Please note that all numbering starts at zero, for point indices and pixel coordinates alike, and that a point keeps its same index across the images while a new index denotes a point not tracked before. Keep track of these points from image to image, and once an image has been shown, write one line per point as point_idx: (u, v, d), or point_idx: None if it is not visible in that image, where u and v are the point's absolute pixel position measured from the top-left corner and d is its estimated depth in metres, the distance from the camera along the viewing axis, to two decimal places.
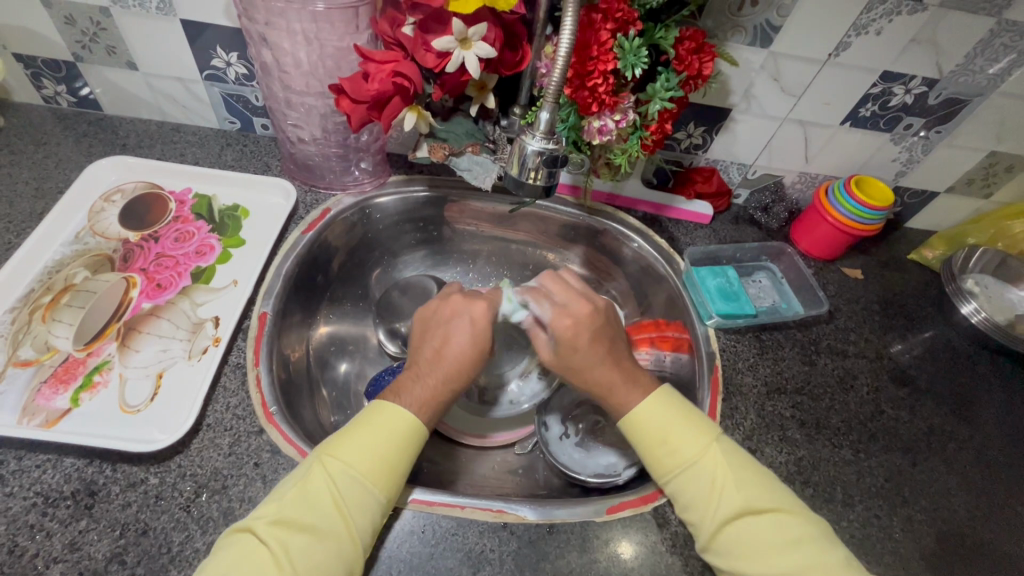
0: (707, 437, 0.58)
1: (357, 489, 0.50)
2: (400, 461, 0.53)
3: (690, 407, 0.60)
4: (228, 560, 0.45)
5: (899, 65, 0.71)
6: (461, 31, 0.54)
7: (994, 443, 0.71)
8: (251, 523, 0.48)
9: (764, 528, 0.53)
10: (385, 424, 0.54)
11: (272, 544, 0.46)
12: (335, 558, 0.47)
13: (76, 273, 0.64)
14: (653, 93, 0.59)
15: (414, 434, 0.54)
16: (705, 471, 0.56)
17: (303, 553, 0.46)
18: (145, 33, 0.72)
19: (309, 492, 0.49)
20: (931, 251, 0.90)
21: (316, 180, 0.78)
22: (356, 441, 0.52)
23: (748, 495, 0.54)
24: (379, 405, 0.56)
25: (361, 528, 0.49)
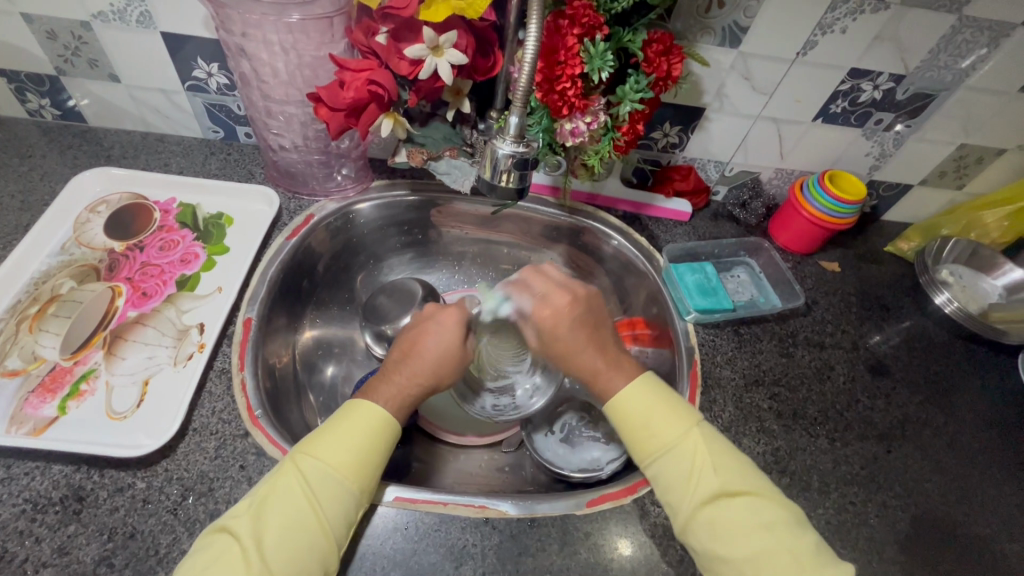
0: (670, 429, 0.58)
1: (331, 489, 0.50)
2: (369, 458, 0.53)
3: (656, 397, 0.60)
4: (206, 557, 0.47)
5: (865, 63, 0.73)
6: (432, 39, 0.56)
7: (968, 430, 0.73)
8: (226, 523, 0.49)
9: (730, 517, 0.53)
10: (352, 423, 0.54)
11: (245, 542, 0.47)
12: (306, 553, 0.48)
13: (63, 284, 0.65)
14: (623, 95, 0.60)
15: (384, 433, 0.55)
16: (670, 461, 0.57)
17: (275, 550, 0.47)
18: (126, 45, 0.73)
19: (280, 494, 0.50)
20: (906, 243, 0.91)
21: (299, 187, 0.79)
22: (328, 442, 0.53)
23: (712, 483, 0.55)
24: (354, 403, 0.57)
25: (333, 528, 0.50)
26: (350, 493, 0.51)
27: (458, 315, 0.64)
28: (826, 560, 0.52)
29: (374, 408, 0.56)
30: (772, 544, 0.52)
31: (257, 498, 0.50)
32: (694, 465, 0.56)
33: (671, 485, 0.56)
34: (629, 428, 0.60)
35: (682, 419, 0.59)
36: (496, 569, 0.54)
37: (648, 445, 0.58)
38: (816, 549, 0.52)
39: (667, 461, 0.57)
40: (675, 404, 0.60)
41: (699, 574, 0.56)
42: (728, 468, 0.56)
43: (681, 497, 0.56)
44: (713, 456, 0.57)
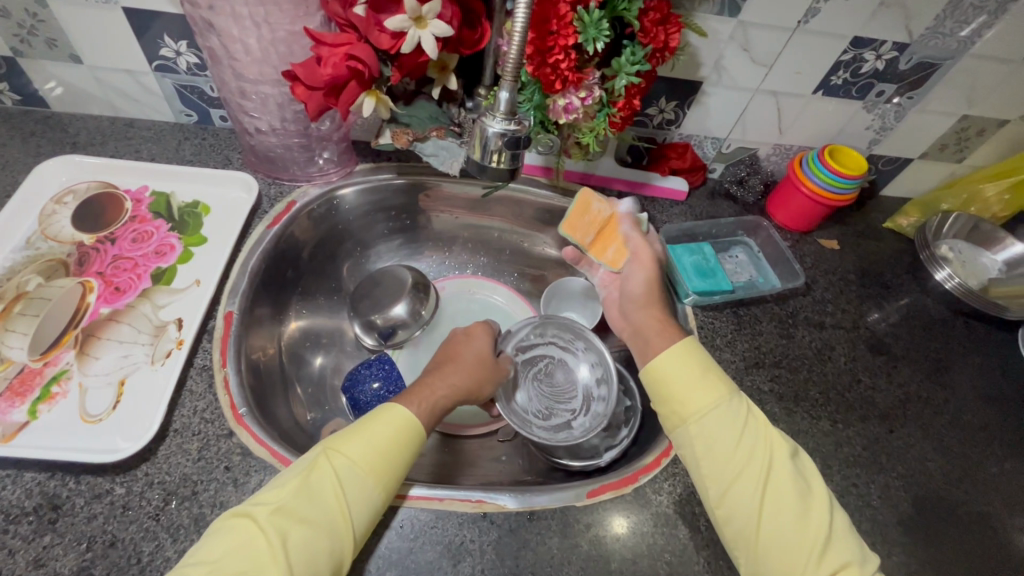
0: (710, 394, 0.57)
1: (361, 488, 0.49)
2: (399, 460, 0.52)
3: (701, 363, 0.60)
4: (224, 546, 0.45)
5: (869, 31, 0.70)
6: (414, 9, 0.52)
7: (969, 407, 0.72)
8: (247, 511, 0.47)
9: (773, 479, 0.53)
10: (383, 423, 0.53)
11: (267, 535, 0.45)
12: (327, 552, 0.46)
13: (28, 280, 0.61)
14: (619, 67, 0.57)
15: (416, 434, 0.54)
16: (712, 423, 0.56)
17: (298, 546, 0.45)
18: (86, 23, 0.68)
19: (314, 488, 0.48)
20: (906, 218, 0.90)
21: (279, 172, 0.75)
22: (367, 436, 0.52)
23: (755, 446, 0.55)
24: (389, 404, 0.56)
25: (360, 524, 0.48)
26: (383, 489, 0.50)
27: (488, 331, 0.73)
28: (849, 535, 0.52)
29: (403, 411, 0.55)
30: (802, 512, 0.52)
31: (292, 484, 0.48)
32: (732, 430, 0.56)
33: (711, 446, 0.55)
34: (669, 392, 0.59)
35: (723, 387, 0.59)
36: (495, 565, 0.52)
37: (686, 409, 0.58)
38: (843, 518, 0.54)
39: (712, 422, 0.56)
40: (716, 371, 0.60)
41: (703, 562, 0.55)
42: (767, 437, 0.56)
43: (724, 461, 0.54)
44: (757, 420, 0.57)
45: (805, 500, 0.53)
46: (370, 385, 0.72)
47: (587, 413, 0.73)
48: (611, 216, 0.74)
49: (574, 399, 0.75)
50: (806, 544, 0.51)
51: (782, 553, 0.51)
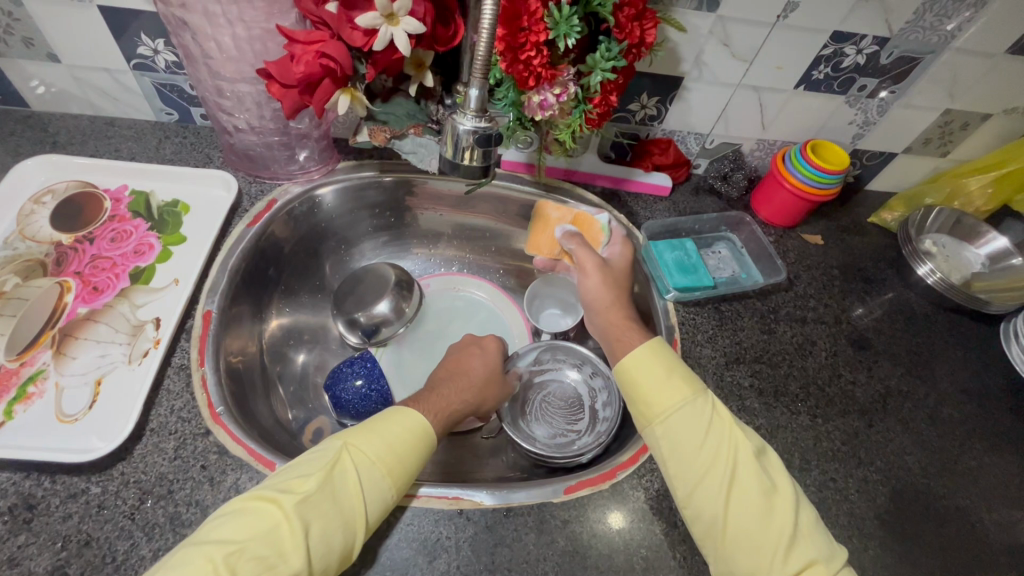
0: (678, 393, 0.57)
1: (379, 488, 0.50)
2: (413, 462, 0.53)
3: (666, 363, 0.60)
4: (248, 529, 0.45)
5: (848, 26, 0.70)
6: (385, 7, 0.52)
7: (949, 401, 0.72)
8: (275, 497, 0.46)
9: (738, 477, 0.53)
10: (398, 425, 0.54)
11: (293, 525, 0.45)
12: (341, 545, 0.47)
13: (6, 280, 0.61)
14: (593, 64, 0.57)
15: (427, 439, 0.55)
16: (676, 424, 0.56)
17: (318, 539, 0.46)
18: (62, 22, 0.67)
19: (336, 484, 0.49)
20: (890, 213, 0.90)
21: (260, 170, 0.75)
22: (388, 434, 0.53)
23: (721, 445, 0.54)
24: (399, 408, 0.56)
25: (376, 520, 0.50)
26: (399, 488, 0.52)
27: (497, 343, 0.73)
28: (817, 530, 0.52)
29: (417, 416, 0.56)
30: (768, 511, 0.52)
31: (316, 476, 0.48)
32: (699, 429, 0.55)
33: (676, 446, 0.55)
34: (636, 393, 0.59)
35: (692, 387, 0.58)
36: (471, 561, 0.53)
37: (655, 409, 0.57)
38: (811, 514, 0.53)
39: (676, 422, 0.56)
40: (684, 371, 0.60)
41: (679, 557, 0.56)
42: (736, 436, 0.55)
43: (689, 461, 0.54)
44: (726, 420, 0.56)
45: (771, 498, 0.52)
46: (352, 383, 0.71)
47: (593, 433, 0.72)
48: (574, 218, 0.80)
49: (581, 419, 0.74)
50: (772, 539, 0.51)
51: (751, 552, 0.51)
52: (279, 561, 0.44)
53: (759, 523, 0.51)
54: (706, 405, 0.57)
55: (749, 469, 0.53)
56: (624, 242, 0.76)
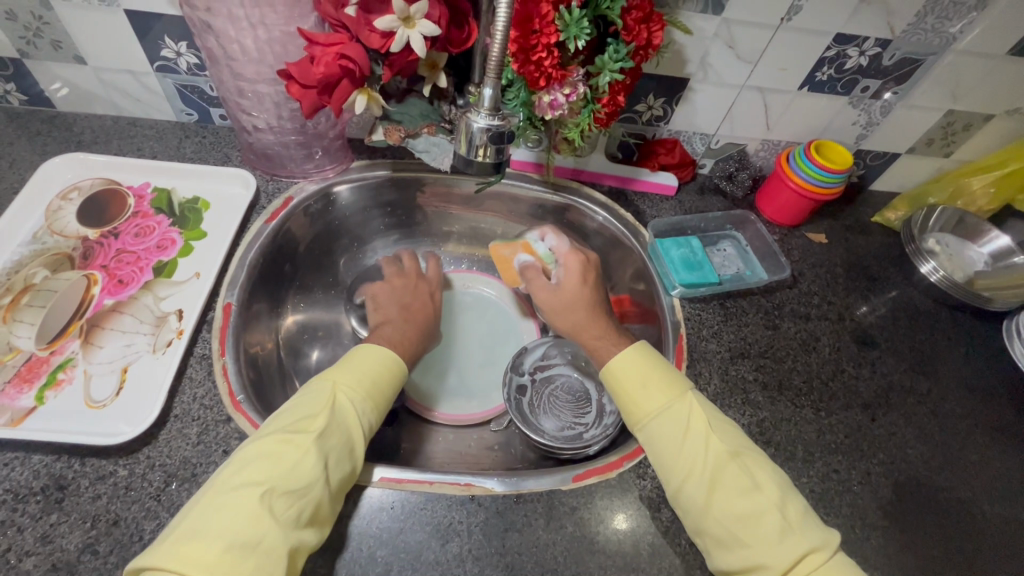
0: (658, 395, 0.60)
1: (371, 415, 0.56)
2: (390, 389, 0.60)
3: (644, 365, 0.62)
4: (274, 468, 0.47)
5: (851, 28, 0.71)
6: (403, 10, 0.54)
7: (952, 397, 0.73)
8: (291, 437, 0.49)
9: (719, 479, 0.54)
10: (371, 362, 0.60)
11: (316, 456, 0.49)
12: (349, 470, 0.52)
13: (36, 273, 0.64)
14: (602, 65, 0.59)
15: (399, 371, 0.62)
16: (657, 427, 0.58)
17: (335, 466, 0.50)
18: (90, 25, 0.70)
19: (338, 418, 0.53)
20: (894, 212, 0.91)
21: (277, 169, 0.77)
22: (361, 373, 0.58)
23: (699, 447, 0.56)
24: (363, 347, 0.62)
25: (367, 443, 0.55)
26: (379, 414, 0.57)
27: (437, 268, 0.83)
28: (806, 522, 0.52)
29: (386, 351, 0.62)
30: (752, 506, 0.52)
31: (316, 415, 0.52)
32: (679, 429, 0.57)
33: (659, 448, 0.57)
34: (620, 397, 0.62)
35: (671, 389, 0.60)
36: (482, 545, 0.54)
37: (639, 410, 0.60)
38: (803, 514, 0.53)
39: (657, 425, 0.58)
40: (667, 371, 0.62)
41: (684, 544, 0.57)
42: (714, 434, 0.57)
43: (671, 463, 0.56)
44: (703, 419, 0.58)
45: (754, 500, 0.52)
46: None
47: (600, 426, 0.73)
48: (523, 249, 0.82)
49: (588, 413, 0.76)
50: (760, 544, 0.50)
51: (738, 549, 0.51)
52: (310, 487, 0.47)
53: (745, 520, 0.51)
54: (684, 405, 0.59)
55: (730, 466, 0.54)
56: (568, 256, 0.76)
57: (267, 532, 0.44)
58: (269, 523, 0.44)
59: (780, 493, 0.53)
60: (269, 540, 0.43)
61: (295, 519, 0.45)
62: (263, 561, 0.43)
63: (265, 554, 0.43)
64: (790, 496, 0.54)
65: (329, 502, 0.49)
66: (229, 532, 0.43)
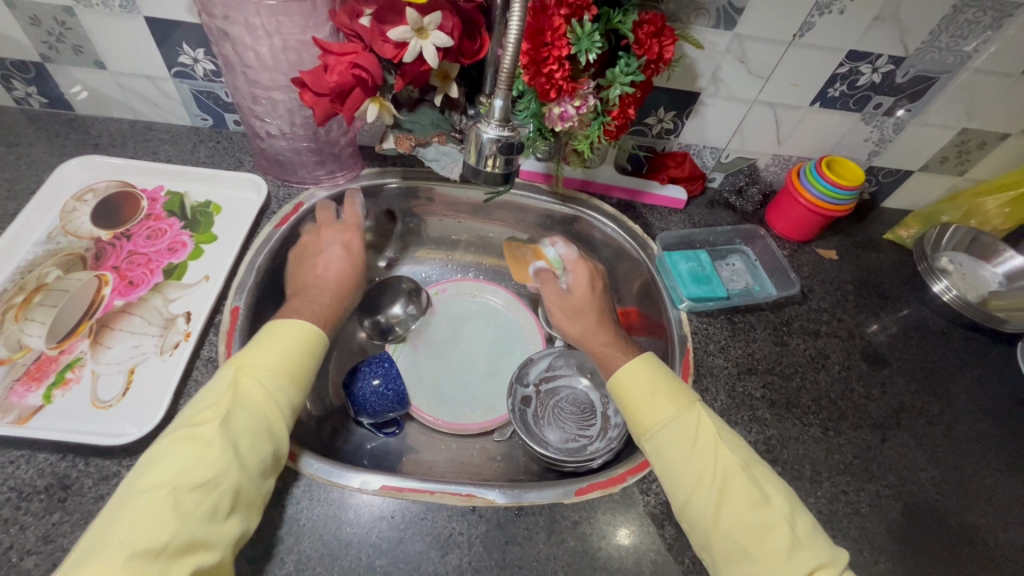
0: (667, 405, 0.58)
1: (282, 394, 0.54)
2: (308, 366, 0.57)
3: (654, 375, 0.61)
4: (172, 467, 0.46)
5: (864, 45, 0.71)
6: (416, 21, 0.54)
7: (964, 419, 0.72)
8: (186, 435, 0.48)
9: (724, 491, 0.53)
10: (285, 338, 0.57)
11: (216, 448, 0.48)
12: (264, 455, 0.51)
13: (49, 273, 0.65)
14: (613, 78, 0.59)
15: (316, 343, 0.59)
16: (667, 439, 0.56)
17: (246, 453, 0.49)
18: (110, 31, 0.72)
19: (247, 403, 0.52)
20: (906, 230, 0.90)
21: (288, 175, 0.78)
22: (269, 351, 0.56)
23: (709, 461, 0.55)
24: (277, 321, 0.59)
25: (291, 420, 0.54)
26: (300, 390, 0.56)
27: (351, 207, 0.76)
28: (816, 538, 0.51)
29: (298, 325, 0.59)
30: (762, 520, 0.51)
31: (222, 405, 0.51)
32: (687, 442, 0.56)
33: (666, 462, 0.56)
34: (629, 408, 0.61)
35: (680, 398, 0.59)
36: (482, 557, 0.54)
37: (647, 419, 0.58)
38: (807, 524, 0.52)
39: (666, 436, 0.57)
40: (679, 384, 0.61)
41: (688, 562, 0.56)
42: (721, 444, 0.56)
43: (677, 476, 0.55)
44: (710, 432, 0.57)
45: (762, 515, 0.52)
46: (371, 383, 0.72)
47: (605, 438, 0.73)
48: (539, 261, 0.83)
49: (593, 425, 0.75)
50: (771, 558, 0.50)
51: (743, 561, 0.50)
52: (224, 468, 0.47)
53: (752, 532, 0.51)
54: (692, 416, 0.58)
55: (737, 478, 0.54)
56: (578, 264, 0.76)
57: (182, 515, 0.44)
58: (175, 521, 0.43)
59: (786, 506, 0.53)
60: (184, 524, 0.44)
61: (210, 512, 0.45)
62: (171, 562, 0.42)
63: (175, 552, 0.42)
64: (799, 513, 0.53)
65: (249, 488, 0.49)
66: (142, 518, 0.43)
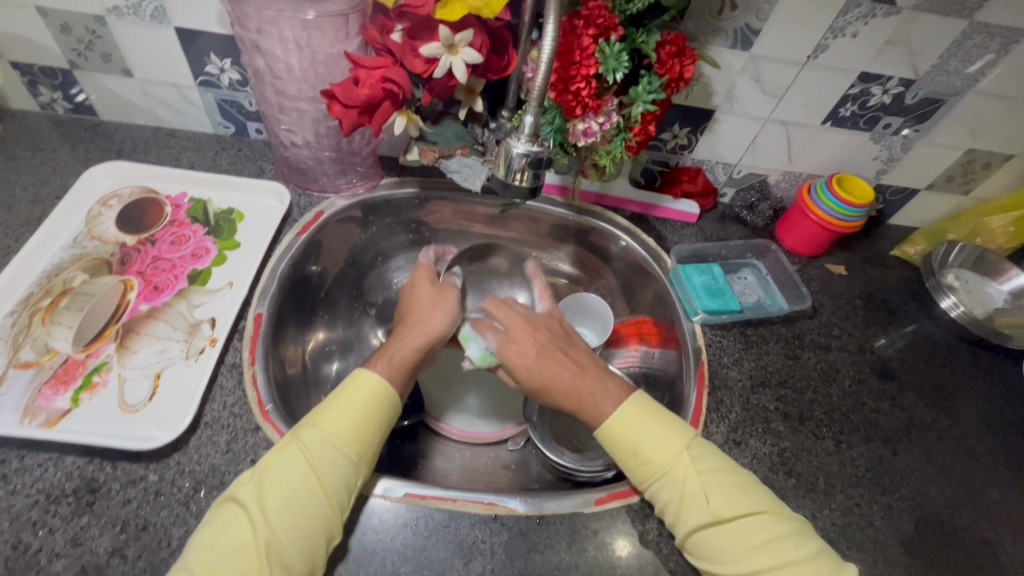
0: (653, 458, 0.57)
1: (333, 456, 0.51)
2: (369, 425, 0.54)
3: (638, 425, 0.59)
4: (216, 526, 0.48)
5: (875, 68, 0.73)
6: (448, 38, 0.56)
7: (973, 434, 0.73)
8: (233, 494, 0.50)
9: (718, 538, 0.53)
10: (352, 392, 0.55)
11: (251, 511, 0.48)
12: (306, 523, 0.48)
13: (75, 277, 0.66)
14: (636, 96, 0.61)
15: (385, 398, 0.56)
16: (660, 490, 0.56)
17: (280, 518, 0.48)
18: (140, 40, 0.73)
19: (290, 461, 0.51)
20: (912, 247, 0.92)
21: (309, 183, 0.79)
22: (335, 410, 0.54)
23: (701, 511, 0.54)
24: (355, 373, 0.57)
25: (340, 489, 0.51)
26: (356, 453, 0.53)
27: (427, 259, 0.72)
28: (823, 564, 0.52)
29: (368, 375, 0.57)
30: (758, 568, 0.52)
31: (268, 464, 0.51)
32: (675, 498, 0.55)
33: (663, 510, 0.56)
34: (616, 458, 0.60)
35: (667, 448, 0.57)
36: (505, 565, 0.54)
37: (637, 473, 0.58)
38: (808, 560, 0.52)
39: (659, 487, 0.56)
40: (669, 426, 0.59)
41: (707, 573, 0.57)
42: (710, 500, 0.55)
43: (674, 523, 0.56)
44: (699, 484, 0.55)
45: (756, 560, 0.52)
46: None
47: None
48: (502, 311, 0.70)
49: None
50: None
51: None
52: (305, 514, 0.48)
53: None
54: (679, 469, 0.56)
55: (727, 529, 0.53)
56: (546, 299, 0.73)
57: (266, 553, 0.46)
58: None
59: (780, 553, 0.52)
60: (266, 566, 0.46)
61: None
62: None
63: None
64: (800, 549, 0.52)
65: (285, 556, 0.47)
66: (229, 547, 0.46)
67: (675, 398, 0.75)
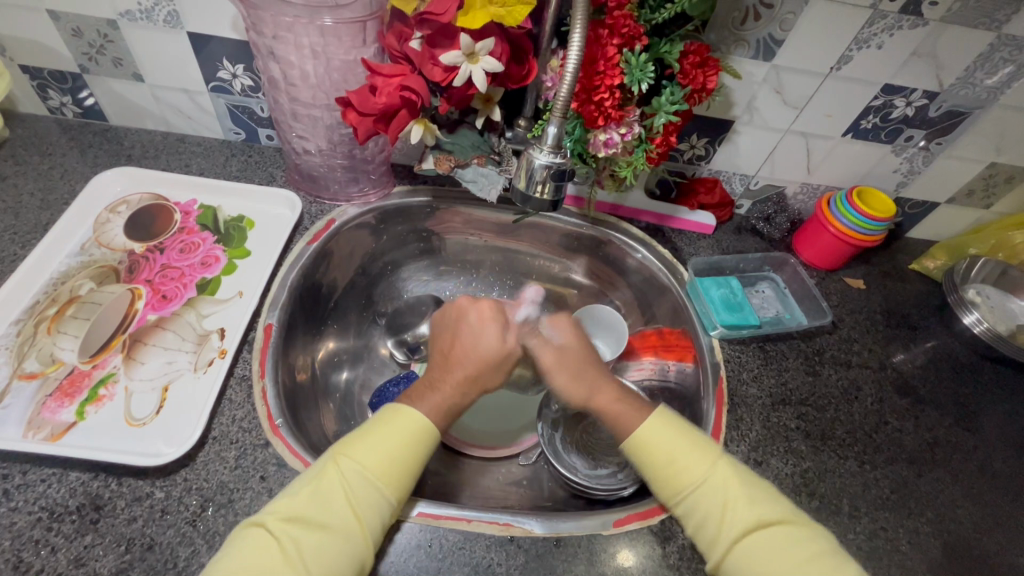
0: (694, 468, 0.56)
1: (371, 492, 0.50)
2: (410, 460, 0.53)
3: (673, 434, 0.58)
4: (240, 555, 0.46)
5: (899, 79, 0.72)
6: (468, 46, 0.54)
7: (999, 455, 0.71)
8: (261, 520, 0.48)
9: (755, 553, 0.52)
10: (392, 424, 0.54)
11: (285, 545, 0.47)
12: (341, 556, 0.47)
13: (82, 285, 0.64)
14: (658, 107, 0.59)
15: (426, 435, 0.55)
16: (694, 503, 0.55)
17: (316, 553, 0.47)
18: (152, 45, 0.72)
19: (326, 491, 0.50)
20: (932, 261, 0.90)
21: (321, 191, 0.78)
22: (376, 441, 0.53)
23: (738, 523, 0.53)
24: (397, 406, 0.56)
25: (373, 529, 0.50)
26: (395, 487, 0.52)
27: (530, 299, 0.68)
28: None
29: (414, 415, 0.55)
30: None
31: (303, 493, 0.50)
32: (716, 508, 0.54)
33: (698, 527, 0.54)
34: (650, 470, 0.57)
35: (704, 456, 0.57)
36: None
37: (677, 484, 0.56)
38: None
39: (695, 500, 0.55)
40: (697, 440, 0.58)
41: None
42: (752, 504, 0.54)
43: (708, 540, 0.54)
44: (738, 494, 0.54)
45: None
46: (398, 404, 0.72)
47: (634, 464, 0.71)
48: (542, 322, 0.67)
49: (620, 452, 0.74)
50: None
51: None
52: (341, 553, 0.47)
53: None
54: (718, 477, 0.55)
55: (767, 539, 0.52)
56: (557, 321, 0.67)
57: None
58: None
59: (826, 564, 0.51)
60: None
61: None
62: None
63: None
64: (839, 568, 0.51)
65: None
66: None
67: (691, 414, 0.73)
